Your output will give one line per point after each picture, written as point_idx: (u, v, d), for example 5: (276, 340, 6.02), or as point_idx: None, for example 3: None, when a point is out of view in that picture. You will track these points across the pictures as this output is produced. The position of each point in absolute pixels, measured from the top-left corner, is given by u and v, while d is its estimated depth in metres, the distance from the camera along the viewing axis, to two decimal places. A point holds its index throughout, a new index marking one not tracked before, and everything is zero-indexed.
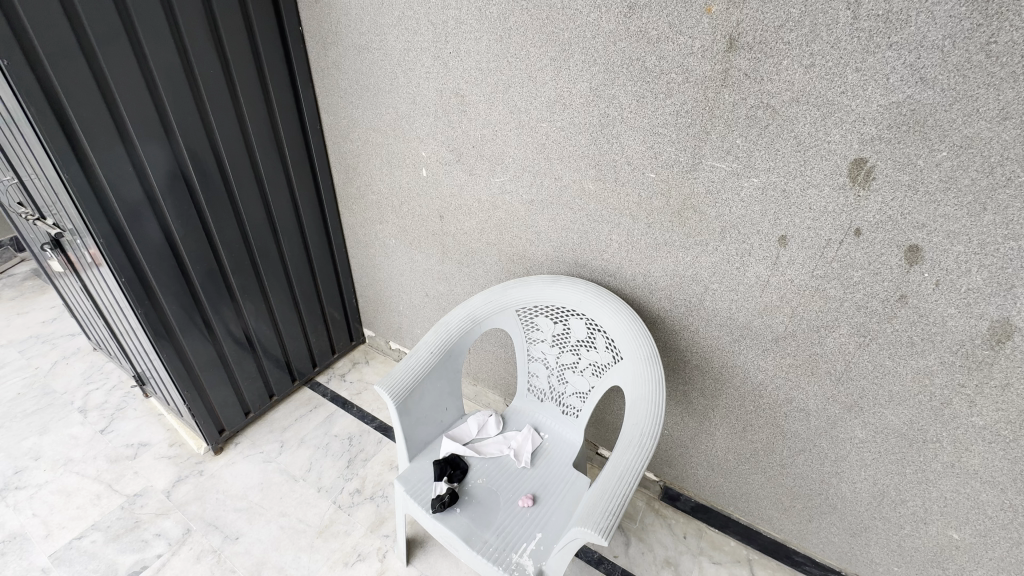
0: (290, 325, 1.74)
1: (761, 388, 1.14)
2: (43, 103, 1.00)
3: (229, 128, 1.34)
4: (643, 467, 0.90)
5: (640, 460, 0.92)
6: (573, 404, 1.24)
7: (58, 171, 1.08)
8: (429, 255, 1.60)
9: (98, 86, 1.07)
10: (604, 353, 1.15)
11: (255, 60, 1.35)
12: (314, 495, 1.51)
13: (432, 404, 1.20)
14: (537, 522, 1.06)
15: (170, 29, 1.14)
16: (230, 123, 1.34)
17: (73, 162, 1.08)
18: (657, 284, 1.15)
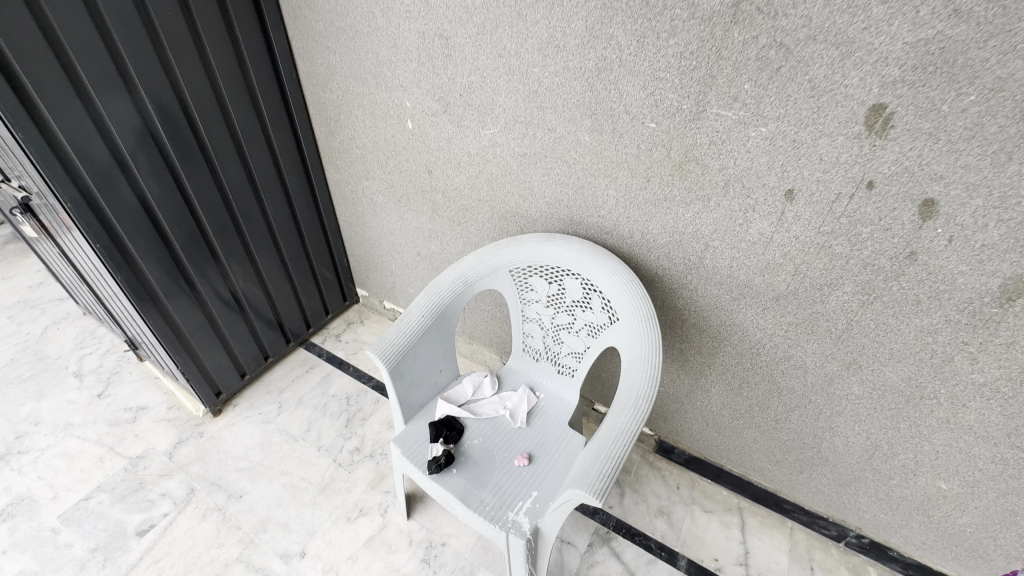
0: (280, 287, 1.70)
1: (759, 346, 1.12)
2: None
3: (196, 79, 1.24)
4: (638, 430, 0.90)
5: (636, 423, 0.91)
6: (569, 363, 1.23)
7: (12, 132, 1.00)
8: (419, 212, 1.54)
9: (43, 34, 0.96)
10: (600, 313, 1.12)
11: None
12: (314, 453, 1.53)
13: (425, 366, 1.18)
14: (533, 480, 1.07)
15: None
16: (197, 73, 1.24)
17: (27, 121, 1.00)
18: (656, 241, 1.10)
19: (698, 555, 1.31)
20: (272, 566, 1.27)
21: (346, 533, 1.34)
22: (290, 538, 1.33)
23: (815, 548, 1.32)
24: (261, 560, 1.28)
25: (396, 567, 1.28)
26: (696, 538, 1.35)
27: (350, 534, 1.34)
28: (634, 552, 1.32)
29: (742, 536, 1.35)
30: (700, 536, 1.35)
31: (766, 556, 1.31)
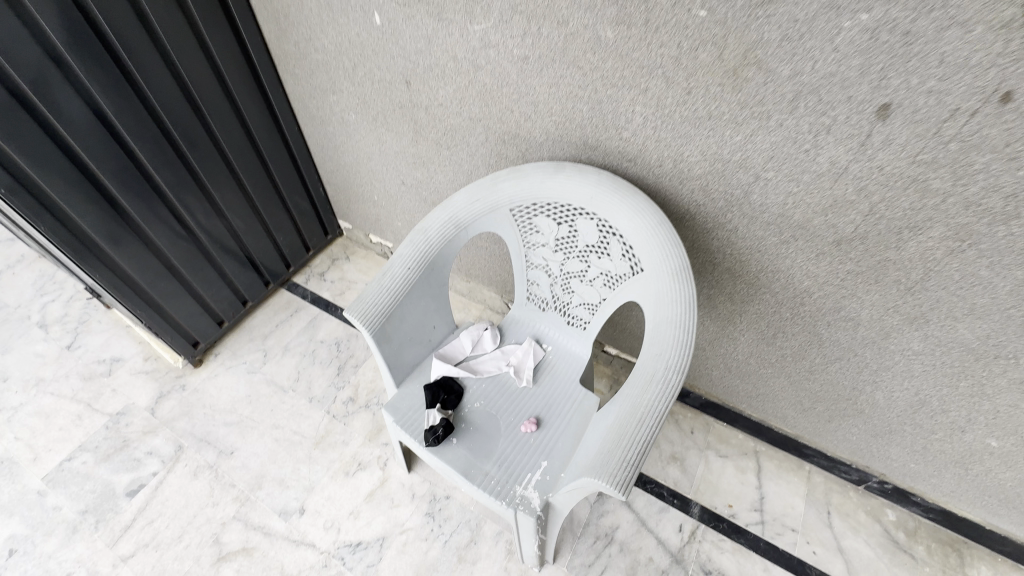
0: (248, 225, 1.50)
1: (804, 295, 0.95)
2: None
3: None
4: (666, 410, 0.76)
5: (664, 401, 0.77)
6: (580, 315, 1.07)
7: None
8: (399, 134, 1.29)
9: None
10: (619, 261, 0.94)
11: None
12: (305, 405, 1.44)
13: (416, 324, 1.03)
14: (542, 448, 0.96)
15: None
16: None
17: None
18: (691, 171, 0.88)
19: (711, 501, 1.27)
20: (272, 524, 1.23)
21: (346, 488, 1.29)
22: (288, 495, 1.28)
23: (832, 492, 1.28)
24: (260, 518, 1.24)
25: (400, 521, 1.23)
26: (710, 485, 1.29)
27: (350, 489, 1.28)
28: (645, 500, 1.27)
29: (758, 481, 1.30)
30: (714, 482, 1.30)
31: (782, 502, 1.26)
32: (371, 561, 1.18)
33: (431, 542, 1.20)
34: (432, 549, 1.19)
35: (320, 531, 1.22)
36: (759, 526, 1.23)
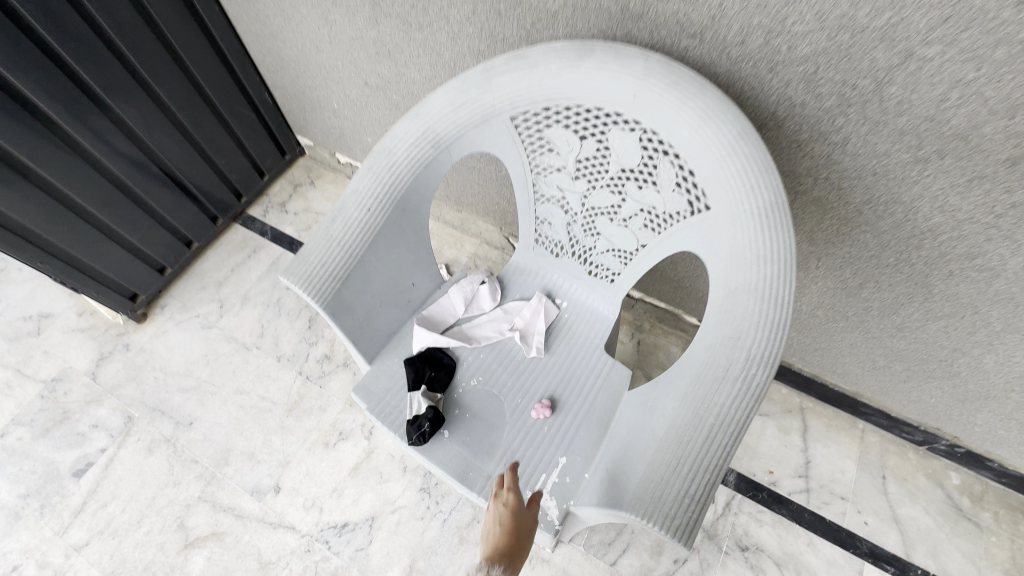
0: (175, 148, 1.18)
1: (926, 238, 0.68)
2: None
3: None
4: (748, 422, 0.52)
5: (744, 408, 0.53)
6: (607, 264, 0.80)
7: None
8: (352, 10, 0.92)
9: None
10: (670, 195, 0.65)
11: None
12: (274, 365, 1.22)
13: (387, 284, 0.76)
14: (558, 440, 0.75)
15: None
16: None
17: None
18: (792, 50, 0.57)
19: (749, 467, 1.10)
20: (243, 505, 1.07)
21: (326, 462, 1.11)
22: (259, 471, 1.10)
23: (889, 454, 1.10)
24: (230, 498, 1.08)
25: (391, 499, 1.07)
26: (748, 448, 1.12)
27: (331, 463, 1.11)
28: None
29: (803, 443, 1.12)
30: (753, 446, 1.12)
31: (831, 466, 1.10)
32: (360, 544, 1.03)
33: (427, 521, 1.05)
34: (429, 530, 1.04)
35: (300, 512, 1.06)
36: (803, 495, 1.07)
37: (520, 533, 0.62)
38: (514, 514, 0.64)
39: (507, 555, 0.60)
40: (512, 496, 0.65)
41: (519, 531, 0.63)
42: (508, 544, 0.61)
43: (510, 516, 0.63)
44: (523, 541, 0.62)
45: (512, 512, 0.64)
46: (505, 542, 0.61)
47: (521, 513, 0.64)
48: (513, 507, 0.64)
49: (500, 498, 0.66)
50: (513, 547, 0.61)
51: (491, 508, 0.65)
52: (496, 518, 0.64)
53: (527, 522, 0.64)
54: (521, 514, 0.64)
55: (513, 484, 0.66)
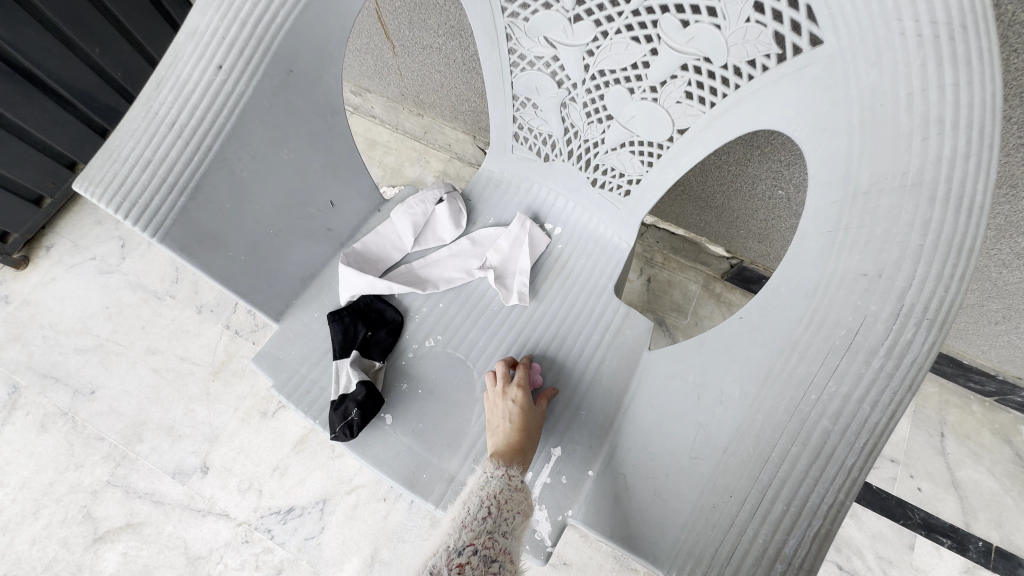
0: (25, 35, 0.83)
1: None
2: None
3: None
4: (890, 432, 0.29)
5: (883, 407, 0.29)
6: (621, 167, 0.53)
7: None
8: None
9: None
10: (742, 37, 0.37)
11: None
12: (193, 318, 0.97)
13: (284, 202, 0.49)
14: (552, 423, 0.52)
15: None
16: None
17: None
18: None
19: None
20: (164, 490, 0.87)
21: (265, 435, 0.90)
22: (182, 448, 0.89)
23: (949, 407, 0.92)
24: (146, 483, 0.87)
25: (345, 477, 0.87)
26: None
27: (271, 436, 0.90)
28: None
29: None
30: None
31: None
32: (309, 532, 0.84)
33: (391, 503, 0.86)
34: (393, 514, 0.85)
35: (234, 495, 0.86)
36: None
37: (534, 432, 0.47)
38: (528, 411, 0.48)
39: (523, 459, 0.45)
40: (523, 392, 0.49)
41: (534, 433, 0.48)
42: (520, 446, 0.46)
43: (523, 414, 0.48)
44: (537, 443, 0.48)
45: (525, 409, 0.48)
46: (518, 444, 0.46)
47: (534, 409, 0.48)
48: (526, 404, 0.48)
49: (507, 392, 0.49)
50: (528, 450, 0.46)
51: (494, 403, 0.49)
52: (501, 414, 0.48)
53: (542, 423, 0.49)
54: (536, 411, 0.49)
55: (524, 377, 0.50)
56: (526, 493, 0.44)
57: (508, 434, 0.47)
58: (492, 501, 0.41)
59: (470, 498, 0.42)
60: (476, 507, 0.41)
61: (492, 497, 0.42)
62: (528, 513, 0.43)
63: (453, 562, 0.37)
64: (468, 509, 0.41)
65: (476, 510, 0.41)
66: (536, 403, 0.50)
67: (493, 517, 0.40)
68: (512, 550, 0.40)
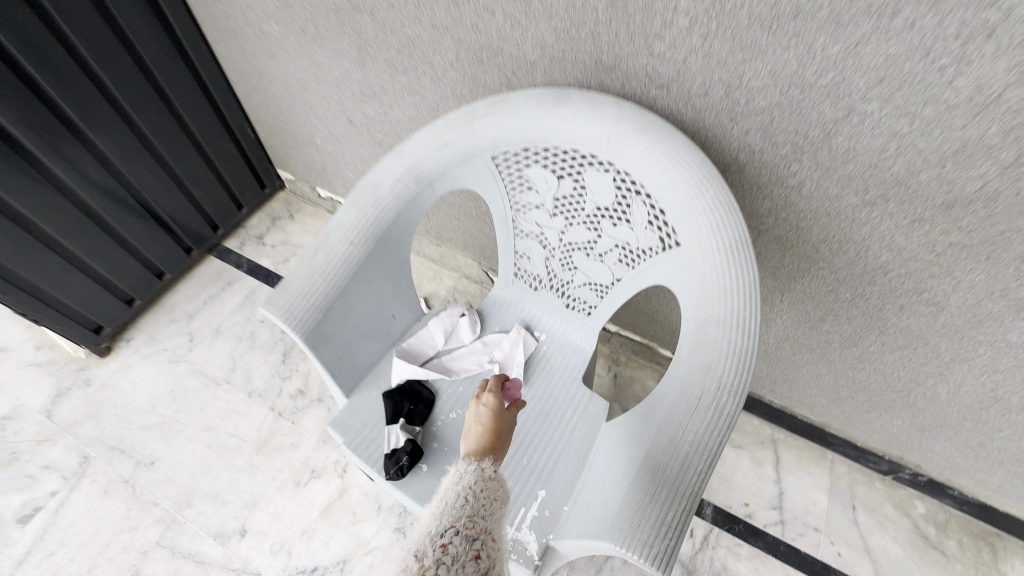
0: (150, 179, 1.16)
1: (879, 273, 0.73)
2: None
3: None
4: (720, 447, 0.54)
5: (715, 436, 0.55)
6: (584, 297, 0.83)
7: None
8: (338, 53, 0.95)
9: None
10: (644, 233, 0.68)
11: None
12: (244, 401, 1.18)
13: (368, 317, 0.77)
14: (539, 472, 0.75)
15: None
16: None
17: None
18: (750, 102, 0.62)
19: (725, 500, 1.11)
20: (205, 550, 1.01)
21: (297, 502, 1.07)
22: (224, 513, 1.05)
23: (858, 484, 1.13)
24: (190, 544, 1.02)
25: (364, 540, 1.03)
26: (722, 480, 1.13)
27: (302, 503, 1.07)
28: None
29: (776, 475, 1.14)
30: (728, 478, 1.14)
31: (804, 497, 1.12)
32: None
33: None
34: None
35: (266, 556, 1.01)
36: (778, 526, 1.08)
37: (504, 431, 0.62)
38: (494, 412, 0.63)
39: (490, 446, 0.59)
40: (491, 398, 0.64)
41: (500, 428, 0.62)
42: (492, 442, 0.60)
43: (489, 414, 0.62)
44: (504, 437, 0.62)
45: (491, 410, 0.63)
46: (486, 437, 0.60)
47: (499, 410, 0.63)
48: (492, 406, 0.63)
49: (480, 399, 0.65)
50: (494, 441, 0.60)
51: (471, 408, 0.65)
52: (476, 418, 0.63)
53: (508, 421, 0.63)
54: (501, 412, 0.63)
55: (493, 387, 0.66)
56: (497, 486, 0.55)
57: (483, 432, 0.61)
58: (468, 493, 0.52)
59: (449, 495, 0.52)
60: (455, 499, 0.51)
61: (468, 490, 0.52)
62: (500, 504, 0.53)
63: (437, 541, 0.46)
64: (448, 501, 0.51)
65: (455, 500, 0.51)
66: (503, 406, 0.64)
67: (471, 504, 0.51)
68: (489, 529, 0.49)
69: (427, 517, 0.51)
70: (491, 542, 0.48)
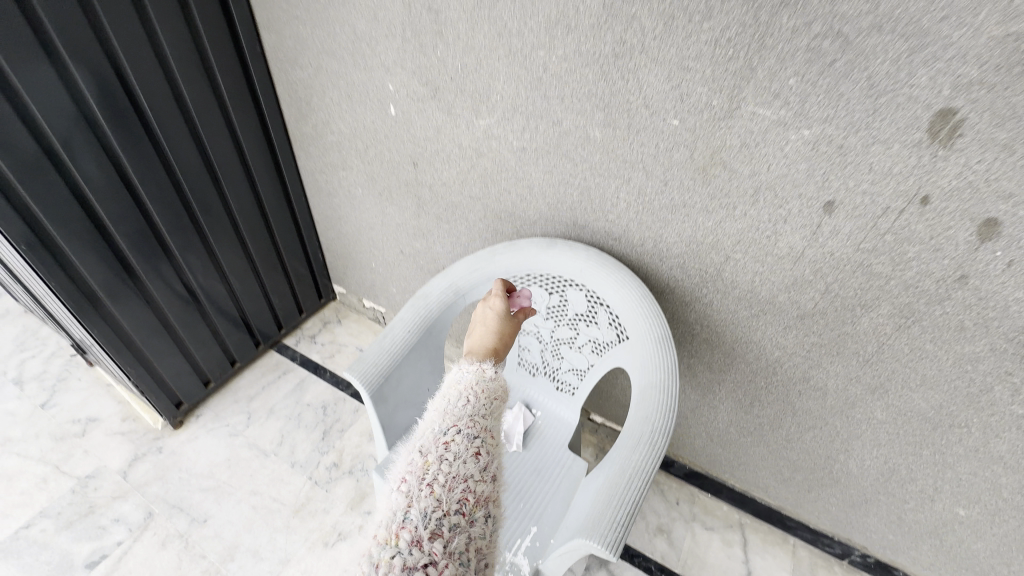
0: (246, 286, 1.53)
1: (777, 365, 1.03)
2: None
3: (127, 25, 1.00)
4: (653, 470, 0.80)
5: (650, 462, 0.81)
6: (569, 380, 1.12)
7: None
8: (402, 208, 1.38)
9: None
10: (607, 330, 1.01)
11: None
12: (287, 471, 1.40)
13: (411, 387, 1.06)
14: (532, 513, 0.97)
15: None
16: (145, 56, 1.04)
17: None
18: (670, 250, 0.99)
19: None
20: None
21: (324, 560, 1.23)
22: (261, 567, 1.21)
23: (818, 566, 1.27)
24: None
25: None
26: (696, 558, 1.29)
27: (328, 562, 1.23)
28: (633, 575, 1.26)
29: (744, 555, 1.29)
30: (701, 556, 1.29)
31: None
32: None
33: None
34: None
35: None
36: None
37: (502, 325, 0.88)
38: (497, 315, 0.89)
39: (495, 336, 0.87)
40: (497, 304, 0.90)
41: (501, 325, 0.89)
42: (495, 339, 0.86)
43: (495, 318, 0.89)
44: (503, 330, 0.88)
45: (496, 316, 0.89)
46: (491, 332, 0.87)
47: (502, 316, 0.89)
48: (497, 310, 0.89)
49: (489, 304, 0.90)
50: (497, 337, 0.87)
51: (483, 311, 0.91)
52: (485, 320, 0.89)
53: (506, 321, 0.89)
54: (502, 317, 0.89)
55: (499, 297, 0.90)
56: (495, 388, 0.64)
57: (491, 335, 0.87)
58: (470, 393, 0.61)
59: (450, 396, 0.61)
60: (457, 399, 0.60)
61: (470, 391, 0.61)
62: (497, 406, 0.62)
63: (440, 440, 0.54)
64: (451, 401, 0.60)
65: (458, 400, 0.60)
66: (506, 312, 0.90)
67: (473, 403, 0.60)
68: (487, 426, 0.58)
69: (433, 414, 0.58)
70: (488, 441, 0.57)
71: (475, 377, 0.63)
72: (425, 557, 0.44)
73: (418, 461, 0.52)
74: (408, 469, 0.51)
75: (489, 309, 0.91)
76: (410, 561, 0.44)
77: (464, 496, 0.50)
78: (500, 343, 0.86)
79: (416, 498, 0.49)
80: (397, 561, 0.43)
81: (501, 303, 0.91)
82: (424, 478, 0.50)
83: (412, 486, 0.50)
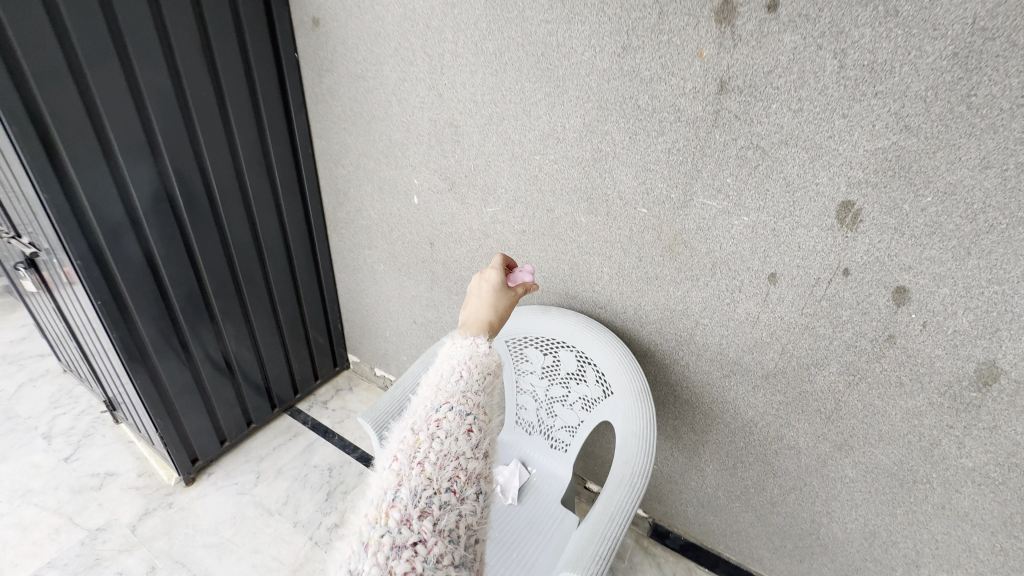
0: (271, 348, 1.67)
1: (753, 424, 1.12)
2: (83, 122, 1.03)
3: (213, 131, 1.27)
4: (633, 508, 0.88)
5: (630, 501, 0.89)
6: (562, 437, 1.22)
7: (43, 203, 1.05)
8: (418, 281, 1.57)
9: (90, 120, 1.04)
10: (594, 387, 1.13)
11: (251, 95, 1.34)
12: (289, 530, 1.44)
13: None
14: (524, 562, 1.02)
15: (170, 75, 1.15)
16: (222, 151, 1.31)
17: (59, 194, 1.05)
18: (648, 316, 1.14)
19: None
20: None
21: None
22: None
23: None
24: None
25: None
26: None
27: None
28: None
29: None
30: None
31: None
32: None
33: None
34: None
35: None
36: None
37: (495, 299, 0.90)
38: (491, 289, 0.91)
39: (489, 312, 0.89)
40: (492, 279, 0.92)
41: (494, 300, 0.90)
42: (489, 313, 0.88)
43: (489, 293, 0.91)
44: (497, 304, 0.90)
45: (491, 291, 0.91)
46: (485, 307, 0.89)
47: (497, 291, 0.91)
48: (492, 285, 0.91)
49: (484, 279, 0.93)
50: (491, 312, 0.88)
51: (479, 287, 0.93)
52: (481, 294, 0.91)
53: (500, 295, 0.91)
54: (496, 292, 0.91)
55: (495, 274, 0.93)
56: (489, 362, 0.75)
57: (484, 307, 0.89)
58: (464, 370, 0.72)
59: (445, 373, 0.72)
60: (451, 375, 0.71)
61: (465, 368, 0.72)
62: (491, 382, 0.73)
63: (433, 418, 0.64)
64: (445, 378, 0.71)
65: (451, 377, 0.71)
66: (500, 287, 0.92)
67: (466, 379, 0.71)
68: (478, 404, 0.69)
69: (429, 394, 0.69)
70: (478, 417, 0.67)
71: (469, 353, 0.75)
72: (415, 535, 0.53)
73: (411, 440, 0.62)
74: (400, 450, 0.61)
75: (484, 282, 0.93)
76: (400, 537, 0.52)
77: (454, 473, 0.60)
78: (495, 316, 0.88)
79: (408, 476, 0.58)
80: (386, 540, 0.52)
81: (496, 276, 0.94)
82: (415, 458, 0.60)
83: (404, 465, 0.59)
